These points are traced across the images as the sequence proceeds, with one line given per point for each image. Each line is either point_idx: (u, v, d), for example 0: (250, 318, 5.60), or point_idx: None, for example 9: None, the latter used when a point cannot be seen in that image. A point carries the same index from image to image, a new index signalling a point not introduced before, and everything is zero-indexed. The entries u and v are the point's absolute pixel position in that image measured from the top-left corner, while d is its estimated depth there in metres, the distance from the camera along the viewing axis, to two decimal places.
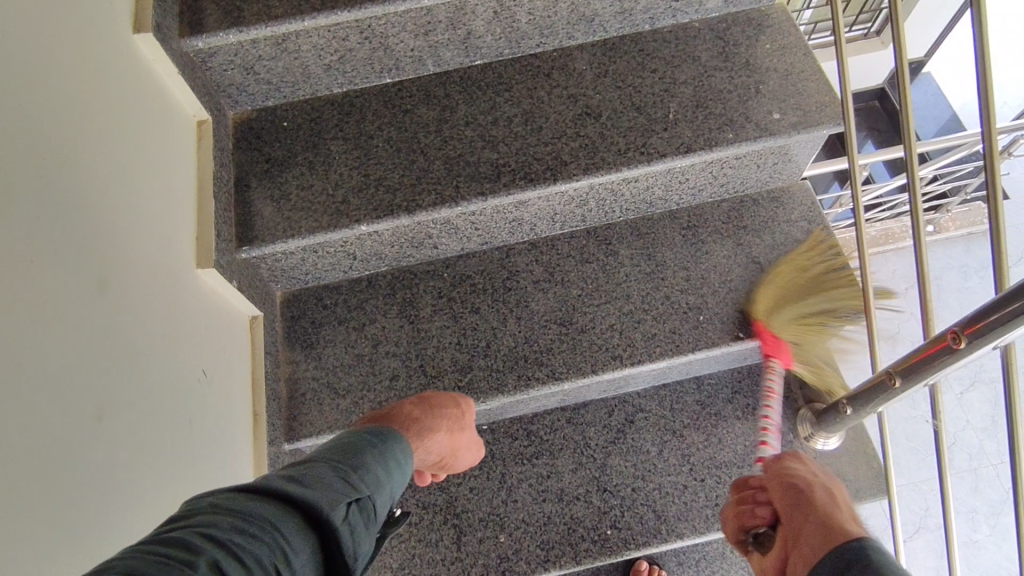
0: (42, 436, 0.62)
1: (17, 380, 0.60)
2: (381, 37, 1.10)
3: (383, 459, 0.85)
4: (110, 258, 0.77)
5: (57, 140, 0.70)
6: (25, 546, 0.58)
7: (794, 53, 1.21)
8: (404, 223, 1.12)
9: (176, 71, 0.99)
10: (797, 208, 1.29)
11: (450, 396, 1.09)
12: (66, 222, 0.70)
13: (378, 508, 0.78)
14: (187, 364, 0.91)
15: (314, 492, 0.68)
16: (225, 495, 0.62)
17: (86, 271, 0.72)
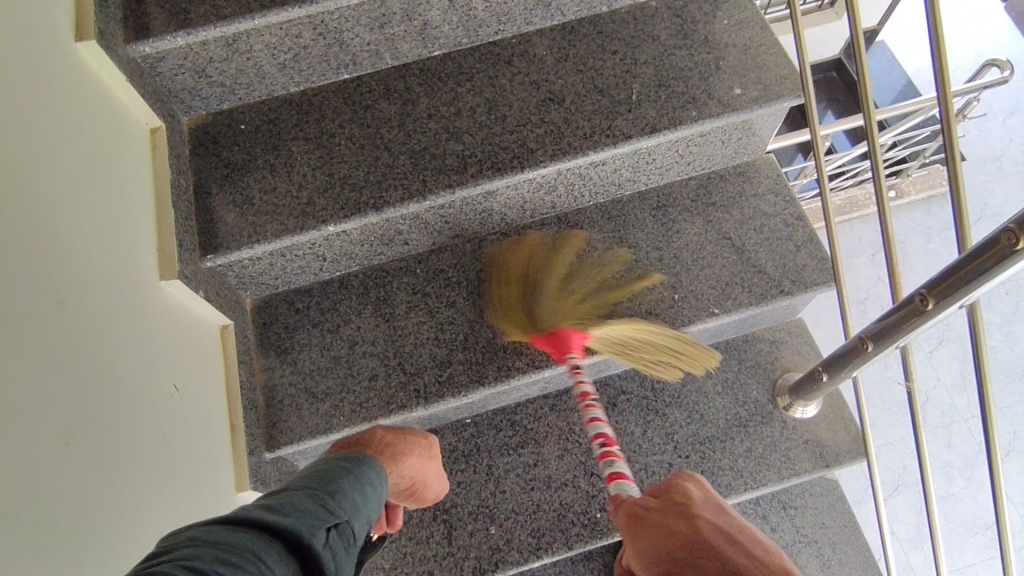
0: (7, 473, 0.60)
1: None
2: (335, 32, 1.08)
3: (359, 484, 0.84)
4: (67, 277, 0.75)
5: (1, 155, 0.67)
6: None
7: (751, 28, 1.22)
8: (373, 221, 1.10)
9: (124, 78, 0.95)
10: (763, 182, 1.30)
11: (416, 430, 1.17)
12: (17, 241, 0.67)
13: (356, 532, 0.77)
14: (158, 383, 0.89)
15: (294, 520, 0.67)
16: (204, 527, 0.59)
17: (43, 290, 0.70)
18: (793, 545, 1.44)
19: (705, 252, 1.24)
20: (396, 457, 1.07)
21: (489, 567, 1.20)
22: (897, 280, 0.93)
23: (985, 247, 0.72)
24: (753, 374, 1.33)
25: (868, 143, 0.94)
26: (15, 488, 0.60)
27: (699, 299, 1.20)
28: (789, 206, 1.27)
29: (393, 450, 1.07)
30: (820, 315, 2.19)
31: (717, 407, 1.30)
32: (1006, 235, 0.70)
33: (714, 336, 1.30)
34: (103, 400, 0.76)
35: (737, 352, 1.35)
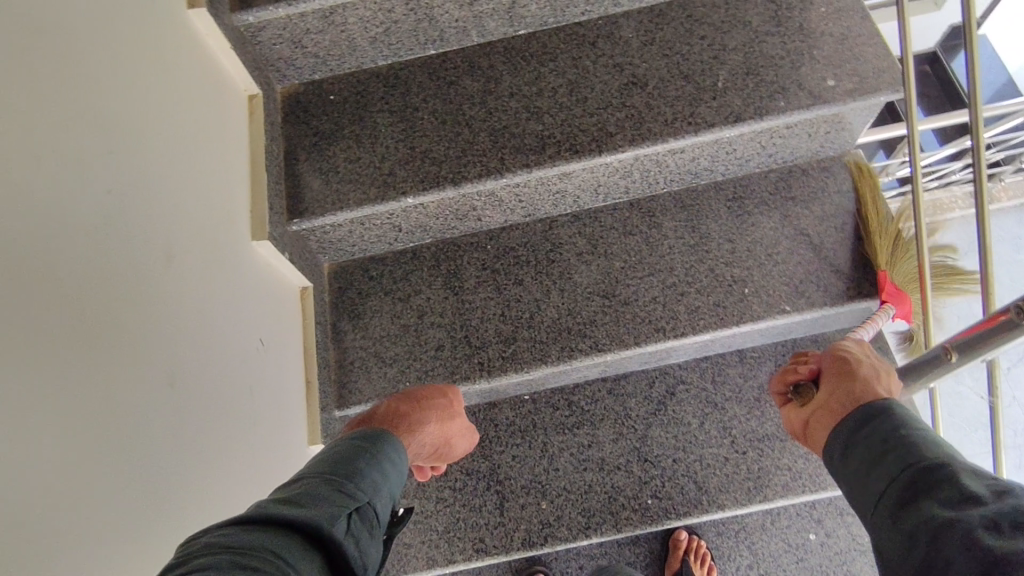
0: (116, 414, 0.65)
1: (96, 346, 0.64)
2: (426, 8, 1.10)
3: (378, 463, 0.79)
4: (173, 232, 0.80)
5: (118, 117, 0.72)
6: (107, 501, 0.62)
7: (850, 17, 1.17)
8: (450, 195, 1.13)
9: (229, 45, 1.00)
10: (848, 178, 1.25)
11: (438, 388, 1.08)
12: (131, 196, 0.72)
13: (380, 514, 0.72)
14: (246, 335, 0.95)
15: (313, 511, 0.61)
16: (220, 529, 0.55)
17: (153, 243, 0.75)
18: (847, 552, 1.41)
19: (781, 247, 1.21)
20: (414, 431, 0.98)
21: (538, 541, 1.22)
22: (989, 292, 0.90)
23: None
24: None
25: (974, 141, 0.90)
26: (123, 430, 0.66)
27: (772, 295, 1.18)
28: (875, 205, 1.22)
29: (410, 425, 0.98)
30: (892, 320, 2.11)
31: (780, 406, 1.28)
32: None
33: (781, 334, 1.28)
34: (199, 349, 0.82)
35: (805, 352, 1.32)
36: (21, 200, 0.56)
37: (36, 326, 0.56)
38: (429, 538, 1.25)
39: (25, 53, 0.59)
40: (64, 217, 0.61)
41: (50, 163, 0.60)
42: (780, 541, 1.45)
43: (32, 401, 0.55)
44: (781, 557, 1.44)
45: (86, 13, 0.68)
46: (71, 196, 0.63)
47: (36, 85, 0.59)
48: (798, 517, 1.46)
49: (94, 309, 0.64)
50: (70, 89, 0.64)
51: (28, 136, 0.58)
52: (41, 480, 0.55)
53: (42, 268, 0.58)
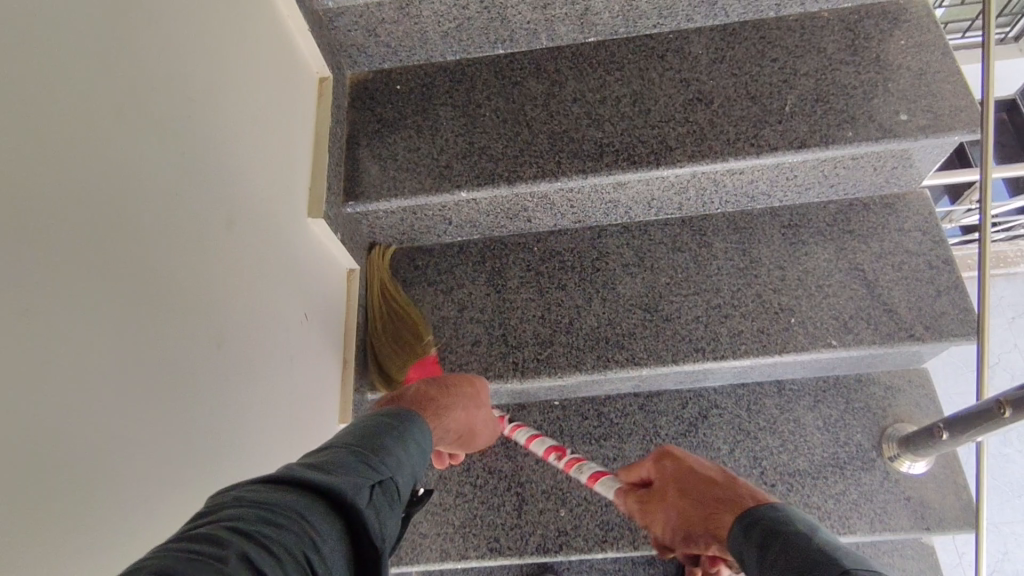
0: (163, 366, 0.68)
1: (152, 299, 0.66)
2: (500, 7, 1.11)
3: (403, 442, 0.78)
4: (236, 201, 0.83)
5: (196, 85, 0.75)
6: (146, 447, 0.65)
7: (931, 52, 1.14)
8: (503, 193, 1.14)
9: (307, 27, 1.04)
10: (911, 217, 1.22)
11: (465, 377, 1.08)
12: (201, 162, 0.75)
13: (401, 490, 0.71)
14: (292, 309, 0.97)
15: (338, 478, 0.61)
16: (250, 487, 0.56)
17: (216, 209, 0.78)
18: None
19: (833, 280, 1.18)
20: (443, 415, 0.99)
21: (554, 547, 1.21)
22: None
23: None
24: (860, 416, 1.26)
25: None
26: (166, 384, 0.68)
27: (819, 328, 1.15)
28: (937, 247, 1.18)
29: (438, 409, 0.98)
30: (940, 370, 2.03)
31: (815, 443, 1.25)
32: None
33: (824, 369, 1.24)
34: (247, 316, 0.84)
35: (846, 391, 1.28)
36: (97, 154, 0.59)
37: (98, 275, 0.59)
38: (445, 530, 1.25)
39: (115, 16, 0.62)
40: (135, 174, 0.64)
41: (128, 122, 0.63)
42: None
43: (87, 343, 0.57)
44: None
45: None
46: (145, 157, 0.65)
47: (121, 46, 0.62)
48: None
49: (154, 267, 0.67)
50: (152, 54, 0.67)
51: (109, 89, 0.61)
52: (86, 418, 0.57)
53: (112, 220, 0.61)
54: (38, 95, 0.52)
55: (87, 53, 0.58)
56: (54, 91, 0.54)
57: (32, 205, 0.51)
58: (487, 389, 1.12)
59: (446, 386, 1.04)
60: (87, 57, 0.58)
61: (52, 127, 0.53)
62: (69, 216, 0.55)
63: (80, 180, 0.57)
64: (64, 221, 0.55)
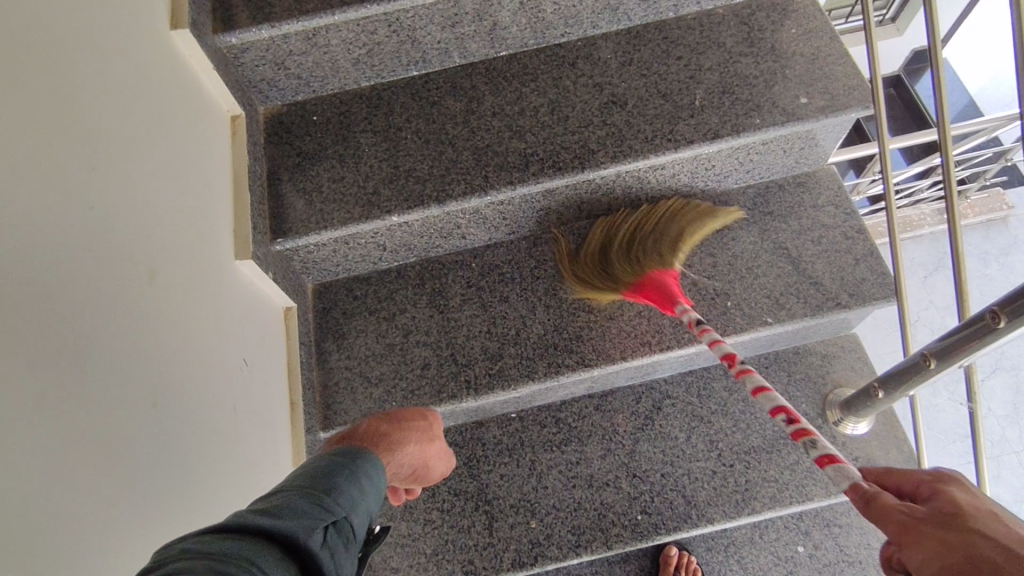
0: (102, 431, 0.64)
1: (83, 363, 0.63)
2: (409, 30, 1.12)
3: (357, 478, 0.76)
4: (156, 251, 0.79)
5: (101, 135, 0.72)
6: (93, 520, 0.61)
7: (820, 37, 1.22)
8: (435, 214, 1.13)
9: (211, 66, 1.00)
10: (823, 193, 1.29)
11: (418, 410, 1.07)
12: (113, 213, 0.72)
13: (357, 529, 0.71)
14: (230, 356, 0.93)
15: (287, 521, 0.61)
16: (196, 537, 0.53)
17: (136, 260, 0.74)
18: (835, 565, 1.38)
19: (760, 261, 1.24)
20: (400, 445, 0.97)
21: (529, 560, 1.20)
22: (964, 298, 0.96)
23: (995, 308, 0.81)
24: (802, 387, 1.32)
25: (944, 162, 0.97)
26: (107, 451, 0.65)
27: (753, 308, 1.20)
28: (850, 219, 1.26)
29: (390, 444, 0.95)
30: (867, 334, 2.16)
31: (764, 418, 1.29)
32: (990, 315, 0.82)
33: (764, 346, 1.29)
34: (182, 370, 0.80)
35: (787, 364, 1.34)
36: (9, 218, 0.56)
37: (19, 341, 0.55)
38: (418, 562, 1.22)
39: (15, 71, 0.59)
40: (46, 231, 0.60)
41: (35, 178, 0.60)
42: (770, 553, 1.41)
43: (18, 421, 0.54)
44: (771, 571, 1.40)
45: (71, 31, 0.69)
46: (55, 213, 0.62)
47: (21, 100, 0.59)
48: (787, 529, 1.42)
49: (76, 326, 0.63)
50: (54, 106, 0.64)
51: (14, 146, 0.58)
52: (21, 489, 0.53)
53: (29, 285, 0.57)
54: None
55: None
56: None
57: None
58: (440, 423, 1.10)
59: (397, 422, 1.02)
60: None
61: None
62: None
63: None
64: None
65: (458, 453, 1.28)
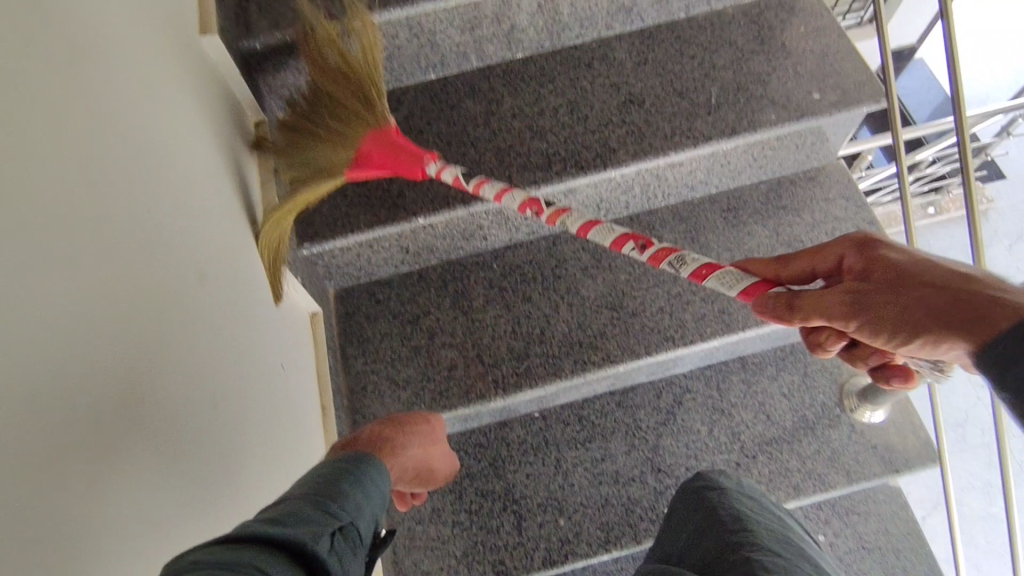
0: (163, 430, 0.67)
1: (145, 363, 0.65)
2: (429, 34, 1.13)
3: (361, 483, 0.77)
4: (186, 246, 0.78)
5: (132, 125, 0.72)
6: (159, 511, 0.64)
7: (828, 35, 1.25)
8: (460, 214, 1.13)
9: (237, 73, 1.01)
10: (834, 186, 1.32)
11: (420, 416, 1.07)
12: (146, 205, 0.71)
13: (364, 533, 0.71)
14: (267, 359, 0.95)
15: (293, 528, 0.60)
16: (204, 548, 0.53)
17: (168, 256, 0.74)
18: (856, 552, 1.40)
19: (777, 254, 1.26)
20: (403, 451, 0.97)
21: (559, 558, 1.21)
22: None
23: None
24: (820, 378, 1.34)
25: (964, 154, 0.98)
26: (168, 450, 0.67)
27: None
28: (861, 211, 1.29)
29: (394, 446, 0.96)
30: None
31: (783, 409, 1.31)
32: None
33: (781, 338, 1.32)
34: (216, 369, 0.80)
35: (803, 357, 1.36)
36: (73, 223, 0.58)
37: (89, 342, 0.57)
38: (449, 564, 1.21)
39: (69, 81, 0.61)
40: (99, 228, 0.62)
41: (76, 159, 0.60)
42: None
43: (92, 419, 0.56)
44: None
45: (103, 20, 0.69)
46: (93, 199, 0.61)
47: (77, 108, 0.61)
48: (807, 519, 1.44)
49: (135, 322, 0.65)
50: (104, 115, 0.66)
51: (74, 153, 0.60)
52: (99, 480, 0.56)
53: (94, 288, 0.59)
54: (18, 166, 0.51)
55: (51, 122, 0.57)
56: (27, 159, 0.53)
57: (30, 279, 0.51)
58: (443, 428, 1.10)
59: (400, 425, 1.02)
60: (51, 125, 0.57)
61: (33, 197, 0.53)
62: (26, 258, 0.51)
63: (62, 250, 0.55)
64: (55, 291, 0.54)
65: (482, 453, 1.29)
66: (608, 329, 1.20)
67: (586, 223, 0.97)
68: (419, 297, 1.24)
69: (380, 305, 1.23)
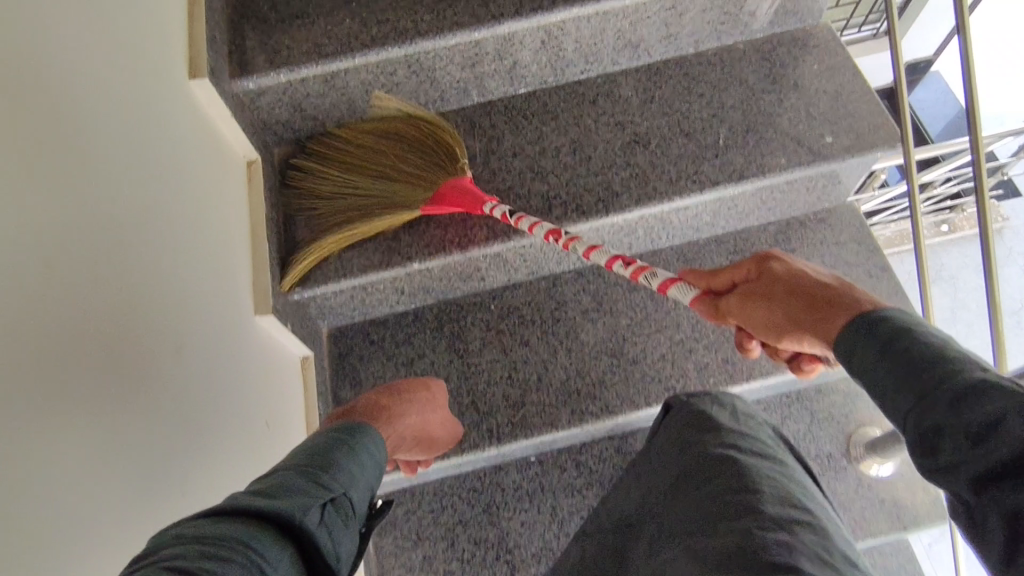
0: (131, 513, 0.64)
1: (112, 446, 0.63)
2: (428, 71, 1.09)
3: (354, 456, 0.79)
4: (165, 315, 0.75)
5: (113, 194, 0.69)
6: None
7: (843, 74, 1.20)
8: (457, 260, 1.10)
9: (230, 114, 0.98)
10: (845, 229, 1.28)
11: (420, 382, 1.07)
12: (122, 281, 0.68)
13: (356, 506, 0.72)
14: (254, 413, 0.92)
15: (281, 500, 0.60)
16: (187, 523, 0.53)
17: (144, 323, 0.71)
18: None
19: None
20: (397, 420, 0.97)
21: None
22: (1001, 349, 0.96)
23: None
24: (826, 427, 1.29)
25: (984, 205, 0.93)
26: (136, 532, 0.64)
27: None
28: (873, 256, 1.24)
29: (388, 415, 0.96)
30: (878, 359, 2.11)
31: None
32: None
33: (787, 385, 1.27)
34: (194, 434, 0.77)
35: (809, 403, 1.31)
36: (37, 310, 0.55)
37: (49, 437, 0.55)
38: None
39: (40, 156, 0.58)
40: (67, 310, 0.59)
41: (42, 244, 0.57)
42: None
43: (52, 519, 0.53)
44: None
45: (81, 81, 0.66)
46: (61, 278, 0.59)
47: (48, 183, 0.59)
48: None
49: (103, 403, 0.62)
50: (79, 184, 0.63)
51: (42, 233, 0.57)
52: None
53: (57, 374, 0.57)
54: None
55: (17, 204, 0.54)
56: None
57: None
58: (444, 391, 1.11)
59: (396, 394, 1.03)
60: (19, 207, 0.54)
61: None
62: None
63: (23, 344, 0.53)
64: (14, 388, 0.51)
65: (476, 499, 1.25)
66: (608, 378, 1.16)
67: (590, 246, 0.98)
68: (414, 339, 1.20)
69: (374, 346, 1.20)
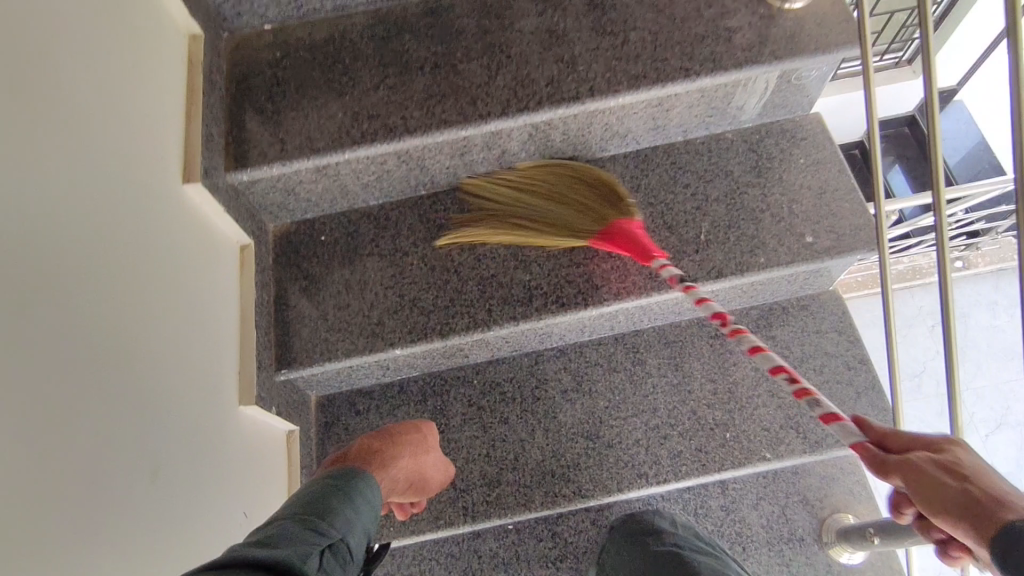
0: None
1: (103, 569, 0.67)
2: (418, 160, 1.13)
3: (351, 500, 0.86)
4: (149, 435, 0.78)
5: (102, 330, 0.72)
6: None
7: (829, 170, 1.21)
8: (438, 345, 1.14)
9: (224, 209, 1.02)
10: (827, 318, 1.29)
11: (411, 425, 1.12)
12: (111, 408, 0.72)
13: (354, 550, 0.79)
14: (235, 498, 0.97)
15: (281, 551, 0.67)
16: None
17: (135, 439, 0.75)
18: None
19: (761, 390, 1.23)
20: (393, 462, 1.03)
21: None
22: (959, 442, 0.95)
23: None
24: (800, 510, 1.32)
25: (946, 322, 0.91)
26: None
27: (752, 440, 1.20)
28: (852, 347, 1.26)
29: (384, 459, 1.02)
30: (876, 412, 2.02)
31: (759, 540, 1.30)
32: None
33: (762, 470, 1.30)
34: (177, 535, 0.81)
35: (785, 485, 1.33)
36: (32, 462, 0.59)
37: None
38: None
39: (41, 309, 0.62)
40: (62, 450, 0.63)
41: (33, 399, 0.60)
42: None
43: None
44: None
45: (83, 220, 0.70)
46: (58, 420, 0.63)
47: (46, 333, 0.62)
48: None
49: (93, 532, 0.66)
50: (76, 323, 0.67)
51: (42, 383, 0.61)
52: None
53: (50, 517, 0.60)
54: None
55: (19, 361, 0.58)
56: None
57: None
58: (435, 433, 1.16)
59: (390, 438, 1.08)
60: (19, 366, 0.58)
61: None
62: None
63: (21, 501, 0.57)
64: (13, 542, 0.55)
65: (453, 564, 1.30)
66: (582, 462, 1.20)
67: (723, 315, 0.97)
68: (398, 413, 1.25)
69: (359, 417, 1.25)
